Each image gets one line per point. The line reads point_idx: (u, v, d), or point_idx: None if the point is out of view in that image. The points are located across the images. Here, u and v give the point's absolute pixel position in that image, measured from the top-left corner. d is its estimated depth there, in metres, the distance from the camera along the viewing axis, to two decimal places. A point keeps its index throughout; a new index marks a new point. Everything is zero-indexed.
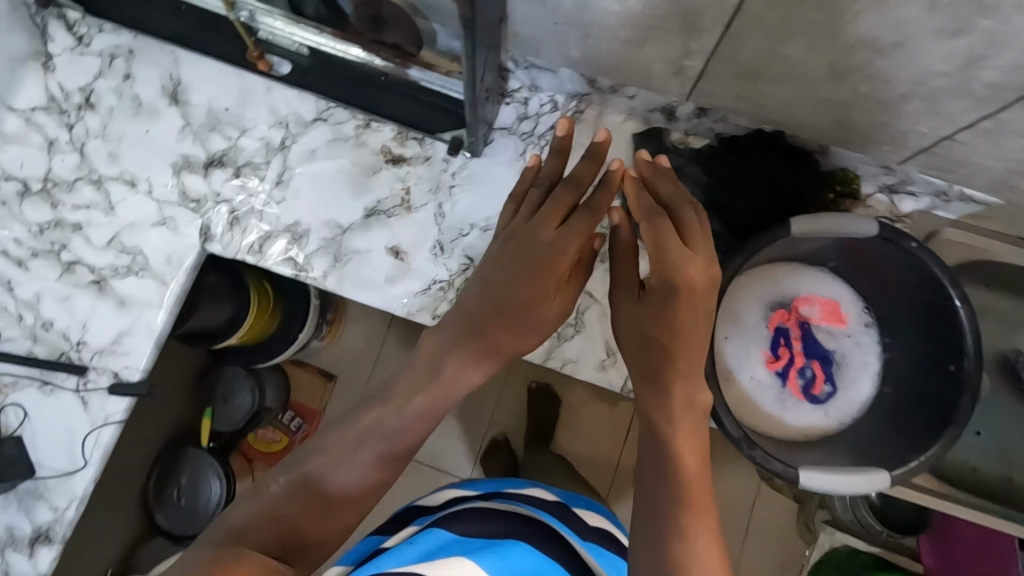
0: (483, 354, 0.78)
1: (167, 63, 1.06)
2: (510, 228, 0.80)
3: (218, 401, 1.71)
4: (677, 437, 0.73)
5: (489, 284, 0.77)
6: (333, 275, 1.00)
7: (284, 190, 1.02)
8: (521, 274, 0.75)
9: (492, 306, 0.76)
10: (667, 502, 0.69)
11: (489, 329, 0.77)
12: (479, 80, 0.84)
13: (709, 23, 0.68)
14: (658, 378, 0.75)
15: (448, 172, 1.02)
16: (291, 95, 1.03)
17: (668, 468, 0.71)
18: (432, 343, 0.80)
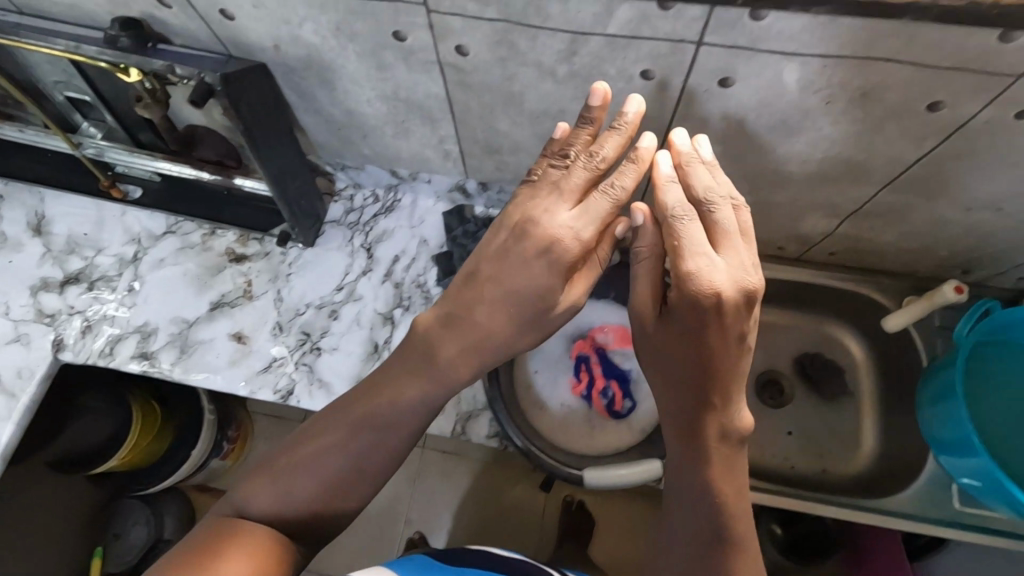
0: (478, 352, 0.69)
1: (32, 202, 1.20)
2: (510, 216, 0.70)
3: (110, 539, 1.65)
4: (694, 462, 0.62)
5: (501, 286, 0.68)
6: (179, 365, 1.08)
7: (136, 296, 1.13)
8: (528, 263, 0.67)
9: (488, 306, 0.69)
10: (677, 539, 0.61)
11: (476, 331, 0.69)
12: (284, 181, 0.98)
13: (439, 113, 0.88)
14: (678, 395, 0.64)
15: (285, 263, 1.16)
16: (143, 215, 1.19)
17: (680, 493, 0.63)
18: (405, 373, 0.70)
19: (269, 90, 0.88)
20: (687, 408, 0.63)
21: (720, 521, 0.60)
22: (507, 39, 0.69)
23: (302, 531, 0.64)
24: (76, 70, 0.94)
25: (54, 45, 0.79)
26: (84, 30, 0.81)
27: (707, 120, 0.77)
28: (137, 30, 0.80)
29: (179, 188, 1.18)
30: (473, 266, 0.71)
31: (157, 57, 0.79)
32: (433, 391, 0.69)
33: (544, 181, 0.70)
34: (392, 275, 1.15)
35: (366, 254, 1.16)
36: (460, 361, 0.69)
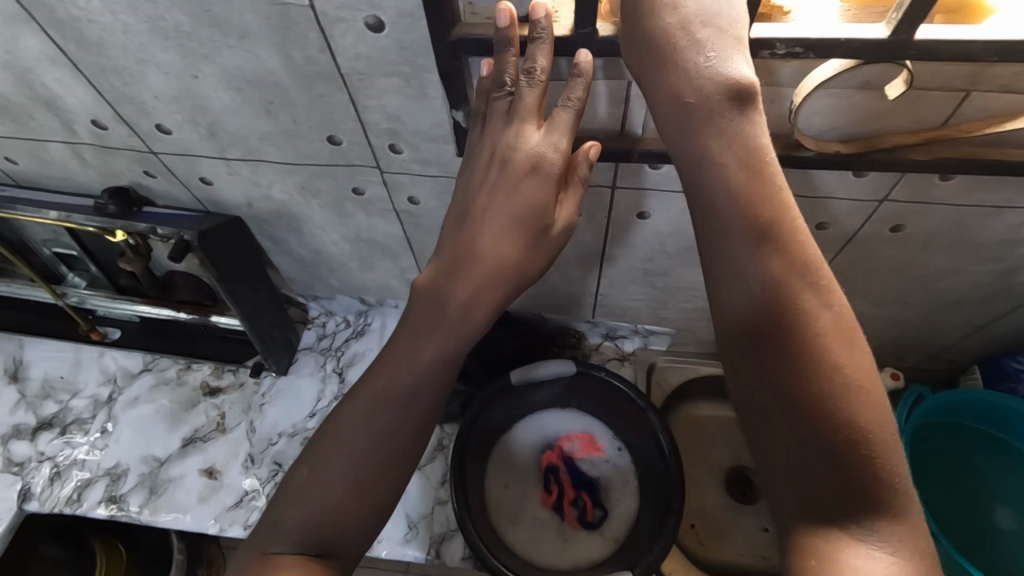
0: (493, 284, 0.56)
1: (12, 349, 1.24)
2: (485, 143, 0.57)
3: None
4: (771, 340, 0.45)
5: (471, 225, 0.57)
6: (147, 507, 1.07)
7: (108, 437, 1.14)
8: (511, 184, 0.54)
9: (484, 240, 0.56)
10: (772, 400, 0.45)
11: (479, 266, 0.56)
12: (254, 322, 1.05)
13: (399, 250, 0.98)
14: (724, 263, 0.47)
15: (259, 393, 1.19)
16: (121, 355, 1.23)
17: (758, 382, 0.46)
18: (418, 324, 0.59)
19: (244, 238, 0.97)
20: (746, 276, 0.46)
21: (840, 396, 0.43)
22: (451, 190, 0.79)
23: (339, 545, 0.57)
24: (66, 231, 1.03)
25: (48, 215, 0.88)
26: (76, 201, 0.91)
27: (634, 245, 0.87)
28: (125, 196, 0.89)
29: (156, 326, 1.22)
30: (459, 204, 0.59)
31: (140, 220, 0.88)
32: (468, 319, 0.57)
33: (495, 111, 0.56)
34: None
35: (338, 378, 1.20)
36: (476, 302, 0.57)
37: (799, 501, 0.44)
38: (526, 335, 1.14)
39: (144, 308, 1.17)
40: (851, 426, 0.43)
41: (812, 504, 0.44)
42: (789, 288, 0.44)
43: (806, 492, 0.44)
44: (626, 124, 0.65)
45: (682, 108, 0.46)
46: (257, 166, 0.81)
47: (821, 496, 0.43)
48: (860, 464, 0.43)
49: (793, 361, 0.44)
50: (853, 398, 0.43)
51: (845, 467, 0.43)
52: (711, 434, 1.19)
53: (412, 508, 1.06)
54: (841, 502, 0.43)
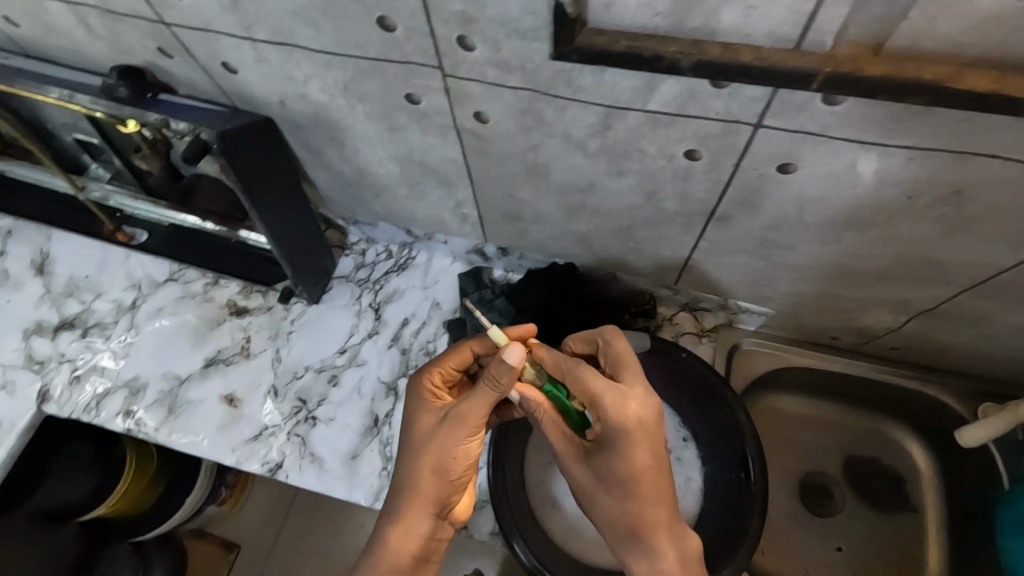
0: (431, 517, 0.72)
1: (39, 240, 1.18)
2: (417, 416, 0.75)
3: None
4: (643, 521, 0.65)
5: (418, 459, 0.71)
6: (165, 426, 1.01)
7: (129, 346, 1.07)
8: (443, 430, 0.70)
9: (431, 477, 0.71)
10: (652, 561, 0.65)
11: (421, 500, 0.72)
12: (288, 238, 0.92)
13: (455, 178, 0.80)
14: (610, 474, 0.65)
15: (287, 320, 1.08)
16: (146, 260, 1.13)
17: (640, 543, 0.65)
18: (413, 510, 0.72)
19: (275, 147, 0.81)
20: (628, 484, 0.64)
21: (683, 555, 0.66)
22: (532, 108, 0.61)
23: None
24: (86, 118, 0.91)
25: (52, 94, 0.74)
26: (84, 78, 0.76)
27: (758, 206, 0.66)
28: (138, 79, 0.73)
29: (186, 233, 1.12)
30: (408, 457, 0.73)
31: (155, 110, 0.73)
32: (417, 528, 0.72)
33: (427, 402, 0.74)
34: (400, 339, 1.06)
35: (374, 315, 1.08)
36: (416, 532, 0.71)
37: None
38: (591, 296, 0.97)
39: (170, 212, 1.05)
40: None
41: None
42: (643, 497, 0.65)
43: None
44: (812, 28, 0.43)
45: (599, 388, 0.65)
46: (288, 52, 0.63)
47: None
48: None
49: (671, 526, 0.65)
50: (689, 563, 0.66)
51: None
52: (790, 433, 1.08)
53: None
54: None
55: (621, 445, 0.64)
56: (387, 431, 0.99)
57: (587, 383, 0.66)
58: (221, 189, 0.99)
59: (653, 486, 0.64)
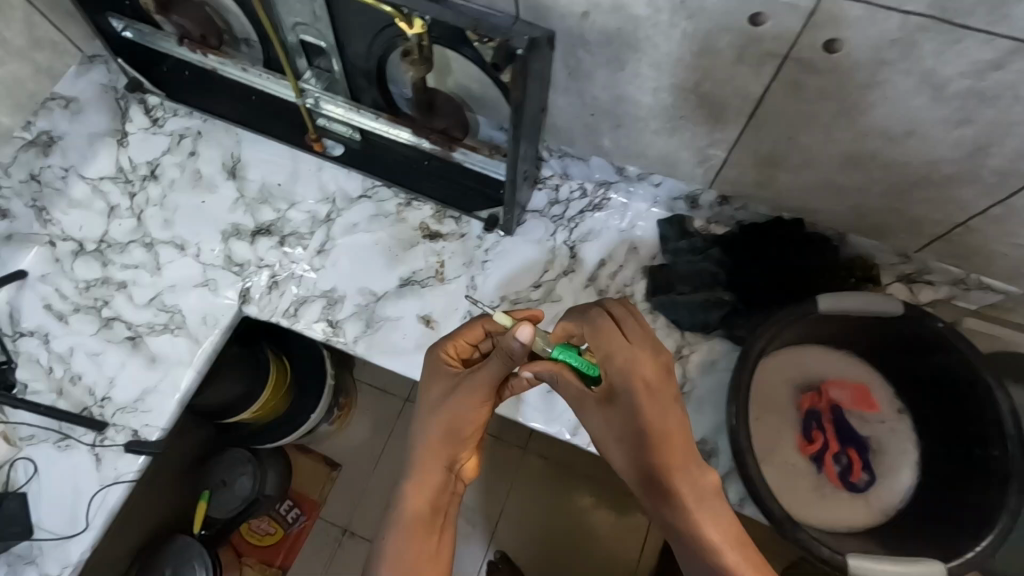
0: (442, 470, 0.79)
1: (229, 144, 1.18)
2: (432, 379, 0.83)
3: (217, 484, 1.47)
4: (659, 459, 0.67)
5: (439, 415, 0.79)
6: (364, 340, 1.02)
7: (325, 258, 1.07)
8: (455, 395, 0.79)
9: (463, 429, 0.79)
10: (684, 504, 0.65)
11: (450, 448, 0.80)
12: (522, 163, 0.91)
13: (733, 114, 0.77)
14: (633, 424, 0.68)
15: (481, 248, 1.07)
16: (341, 173, 1.13)
17: (661, 486, 0.67)
18: (428, 460, 0.79)
19: (546, 63, 0.76)
20: (648, 424, 0.67)
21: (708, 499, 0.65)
22: (909, 39, 0.57)
23: None
24: (328, 11, 0.87)
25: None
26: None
27: None
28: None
29: (380, 150, 1.09)
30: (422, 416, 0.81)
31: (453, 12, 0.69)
32: (436, 481, 0.78)
33: (444, 369, 0.83)
34: (596, 280, 1.04)
35: (569, 253, 1.06)
36: (461, 480, 0.81)
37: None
38: (817, 256, 0.93)
39: (379, 124, 1.03)
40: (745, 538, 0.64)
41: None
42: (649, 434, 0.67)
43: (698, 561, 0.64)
44: None
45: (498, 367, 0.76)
46: None
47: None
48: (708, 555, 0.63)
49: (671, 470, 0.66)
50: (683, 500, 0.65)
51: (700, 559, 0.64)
52: None
53: None
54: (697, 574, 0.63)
55: (636, 387, 0.69)
56: None
57: (604, 338, 0.72)
58: (445, 104, 0.96)
59: (611, 428, 0.71)
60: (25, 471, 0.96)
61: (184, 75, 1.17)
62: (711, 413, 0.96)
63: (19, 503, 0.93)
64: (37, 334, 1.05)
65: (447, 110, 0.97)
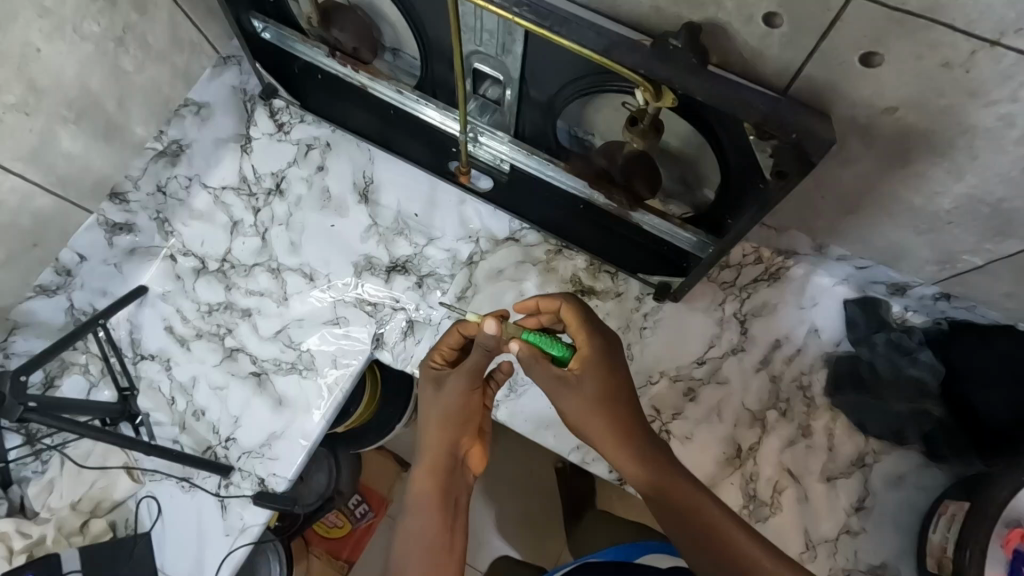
0: (447, 462, 0.72)
1: (361, 161, 1.06)
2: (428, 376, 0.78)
3: None
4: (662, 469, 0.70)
5: (441, 401, 0.74)
6: (506, 405, 0.94)
7: (466, 305, 0.98)
8: (447, 393, 0.74)
9: (459, 413, 0.74)
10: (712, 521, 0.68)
11: (450, 437, 0.73)
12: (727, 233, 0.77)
13: None
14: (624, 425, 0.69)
15: (640, 313, 0.96)
16: (485, 209, 1.02)
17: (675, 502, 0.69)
18: (432, 449, 0.72)
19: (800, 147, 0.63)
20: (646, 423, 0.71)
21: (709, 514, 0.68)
22: None
23: None
24: (521, 50, 0.74)
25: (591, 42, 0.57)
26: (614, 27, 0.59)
27: None
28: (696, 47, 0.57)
29: (539, 195, 0.95)
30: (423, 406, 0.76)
31: (731, 89, 0.55)
32: (437, 470, 0.71)
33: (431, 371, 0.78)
34: (769, 364, 0.93)
35: (739, 328, 0.95)
36: (458, 477, 0.73)
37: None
38: None
39: (550, 176, 0.91)
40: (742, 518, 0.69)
41: None
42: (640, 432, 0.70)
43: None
44: None
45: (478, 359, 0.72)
46: None
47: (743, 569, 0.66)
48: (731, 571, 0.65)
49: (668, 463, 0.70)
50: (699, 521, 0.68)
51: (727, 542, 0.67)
52: None
53: (814, 526, 0.87)
54: None
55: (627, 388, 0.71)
56: (752, 466, 0.89)
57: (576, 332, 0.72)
58: (642, 169, 0.78)
59: (605, 425, 0.69)
60: (150, 510, 0.92)
61: (316, 77, 0.98)
62: (893, 534, 0.86)
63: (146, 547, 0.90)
64: (159, 359, 0.99)
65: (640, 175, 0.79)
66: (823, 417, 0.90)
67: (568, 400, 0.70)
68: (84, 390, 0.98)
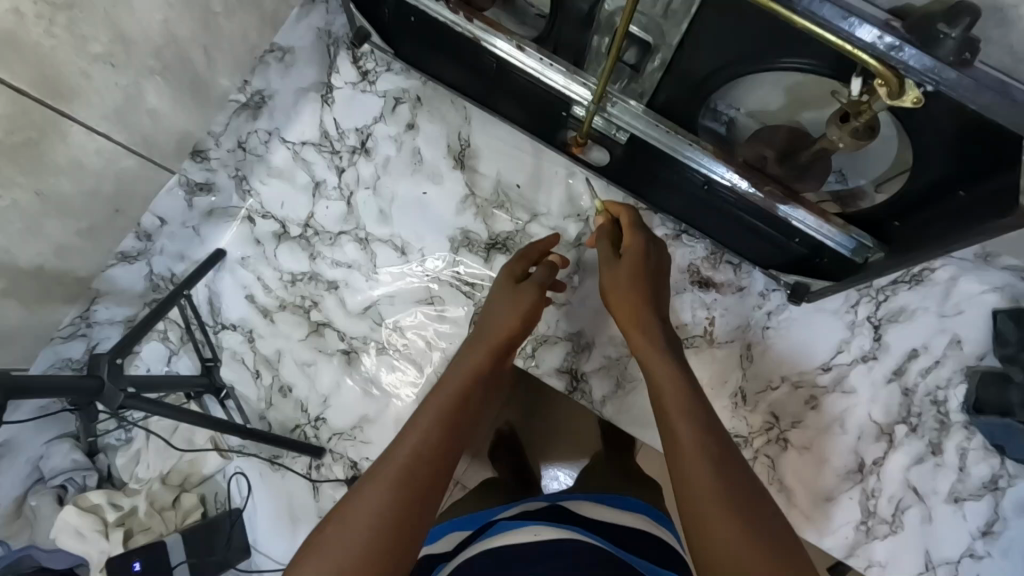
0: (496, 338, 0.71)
1: (457, 122, 0.95)
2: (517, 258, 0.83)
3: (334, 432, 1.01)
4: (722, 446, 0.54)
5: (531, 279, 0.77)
6: (613, 402, 0.88)
7: (572, 291, 0.90)
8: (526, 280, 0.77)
9: (532, 290, 0.75)
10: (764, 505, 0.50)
11: (522, 303, 0.74)
12: (913, 246, 0.68)
13: None
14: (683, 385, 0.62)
15: (762, 310, 0.88)
16: (597, 184, 0.92)
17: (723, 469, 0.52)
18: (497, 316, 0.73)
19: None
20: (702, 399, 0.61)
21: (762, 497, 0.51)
22: None
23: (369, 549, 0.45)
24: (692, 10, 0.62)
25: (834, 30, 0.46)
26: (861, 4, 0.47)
27: None
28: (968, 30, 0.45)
29: (663, 172, 0.84)
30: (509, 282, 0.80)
31: (1002, 90, 0.46)
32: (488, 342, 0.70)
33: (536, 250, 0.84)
34: (902, 374, 0.86)
35: (872, 333, 0.87)
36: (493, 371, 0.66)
37: (729, 568, 0.46)
38: None
39: (685, 158, 0.79)
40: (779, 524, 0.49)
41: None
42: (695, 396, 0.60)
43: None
44: None
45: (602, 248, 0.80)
46: None
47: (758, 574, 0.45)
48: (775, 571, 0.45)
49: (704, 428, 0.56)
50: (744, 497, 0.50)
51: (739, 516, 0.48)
52: None
53: (934, 547, 0.83)
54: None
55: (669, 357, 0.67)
56: (874, 482, 0.84)
57: (659, 264, 0.78)
58: (822, 166, 0.71)
59: (631, 317, 0.72)
60: (240, 487, 0.90)
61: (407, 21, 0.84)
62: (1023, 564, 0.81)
63: (240, 531, 0.88)
64: (240, 330, 0.94)
65: (810, 171, 0.73)
66: (957, 436, 0.84)
67: (614, 279, 0.76)
68: (164, 358, 0.94)
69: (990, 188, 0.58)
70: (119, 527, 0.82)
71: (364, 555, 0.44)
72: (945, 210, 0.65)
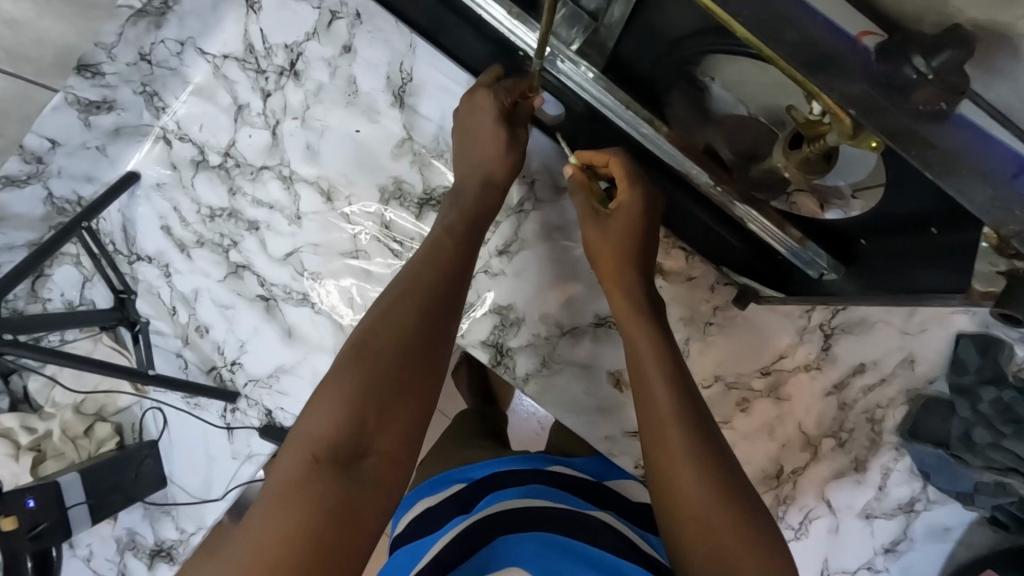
0: (475, 218, 0.66)
1: (400, 50, 0.81)
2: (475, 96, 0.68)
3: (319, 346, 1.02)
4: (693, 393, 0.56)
5: (488, 145, 0.67)
6: (535, 381, 0.85)
7: (507, 262, 0.84)
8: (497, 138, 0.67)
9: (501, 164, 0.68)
10: (728, 461, 0.52)
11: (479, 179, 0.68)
12: (875, 279, 0.59)
13: None
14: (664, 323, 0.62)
15: (708, 305, 0.81)
16: (551, 143, 0.80)
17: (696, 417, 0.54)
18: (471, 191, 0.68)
19: None
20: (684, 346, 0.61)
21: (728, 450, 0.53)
22: None
23: (348, 414, 0.45)
24: None
25: (791, 53, 0.35)
26: (829, 11, 0.35)
27: None
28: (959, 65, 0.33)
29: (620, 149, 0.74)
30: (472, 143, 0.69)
31: (992, 149, 0.34)
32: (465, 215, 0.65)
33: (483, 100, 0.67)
34: (843, 387, 0.81)
35: (822, 341, 0.80)
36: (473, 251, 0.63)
37: (693, 512, 0.49)
38: None
39: (641, 135, 0.69)
40: (745, 486, 0.52)
41: (715, 530, 0.48)
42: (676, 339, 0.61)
43: (716, 529, 0.48)
44: None
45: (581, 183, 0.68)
46: None
47: (706, 514, 0.49)
48: (724, 518, 0.48)
49: (669, 371, 0.57)
50: (711, 445, 0.52)
51: (702, 467, 0.51)
52: None
53: (835, 557, 0.83)
54: (707, 535, 0.48)
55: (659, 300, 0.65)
56: (789, 490, 0.82)
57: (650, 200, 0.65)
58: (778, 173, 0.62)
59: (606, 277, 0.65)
60: (156, 422, 0.90)
61: None
62: None
63: (155, 460, 0.88)
64: (157, 263, 0.88)
65: (768, 182, 0.64)
66: (884, 457, 0.81)
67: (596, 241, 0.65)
68: (78, 284, 0.89)
69: (956, 235, 0.48)
70: (32, 451, 0.82)
71: (346, 412, 0.45)
72: (910, 244, 0.55)
